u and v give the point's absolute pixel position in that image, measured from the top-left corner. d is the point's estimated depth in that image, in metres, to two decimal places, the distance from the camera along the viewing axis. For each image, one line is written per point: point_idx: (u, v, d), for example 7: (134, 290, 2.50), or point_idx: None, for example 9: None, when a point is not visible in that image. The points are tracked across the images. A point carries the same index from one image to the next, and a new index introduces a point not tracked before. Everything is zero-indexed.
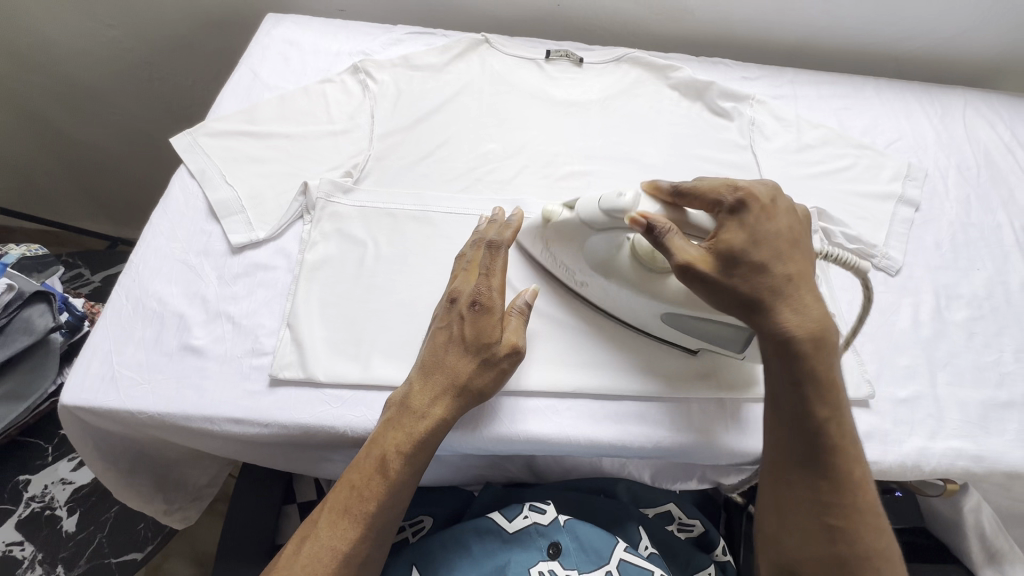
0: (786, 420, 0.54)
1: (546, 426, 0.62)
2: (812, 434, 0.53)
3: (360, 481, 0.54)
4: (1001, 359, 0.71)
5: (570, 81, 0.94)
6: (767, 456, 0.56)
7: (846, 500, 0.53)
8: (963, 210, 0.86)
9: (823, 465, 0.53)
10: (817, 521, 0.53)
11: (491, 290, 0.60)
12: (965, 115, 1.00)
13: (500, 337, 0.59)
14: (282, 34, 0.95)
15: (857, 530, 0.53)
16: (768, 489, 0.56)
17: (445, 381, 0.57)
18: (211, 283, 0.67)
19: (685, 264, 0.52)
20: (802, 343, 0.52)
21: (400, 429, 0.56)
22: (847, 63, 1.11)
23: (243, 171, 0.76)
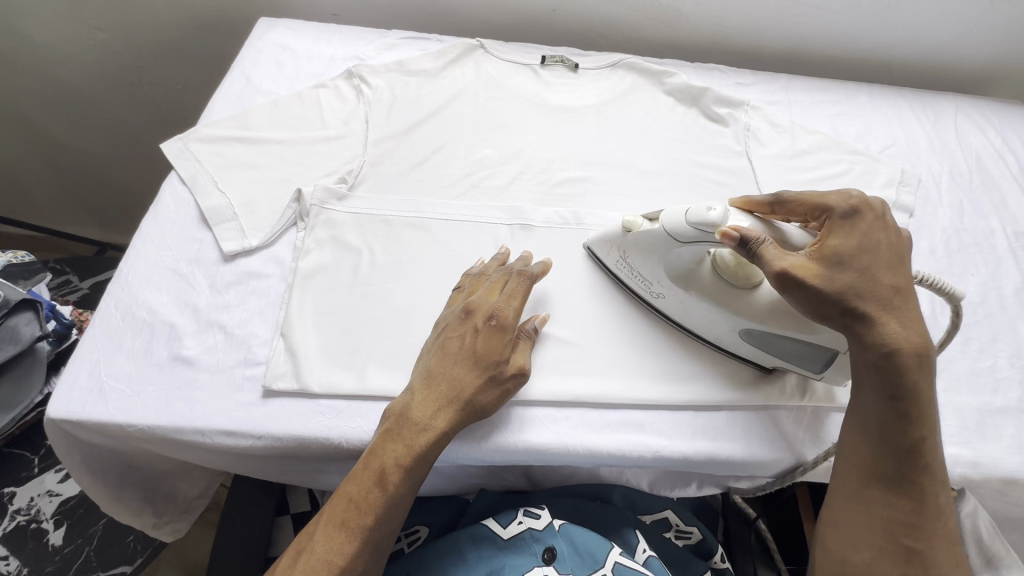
0: (873, 436, 0.53)
1: (547, 437, 0.61)
2: (900, 453, 0.52)
3: (357, 494, 0.53)
4: (996, 365, 0.71)
5: (565, 87, 0.94)
6: (842, 471, 0.56)
7: (926, 519, 0.52)
8: (956, 216, 0.86)
9: (912, 485, 0.53)
10: (896, 539, 0.52)
11: (506, 309, 0.61)
12: (957, 121, 1.00)
13: (508, 356, 0.59)
14: (275, 38, 0.94)
15: (933, 549, 0.52)
16: (843, 505, 0.55)
17: (449, 394, 0.57)
18: (202, 292, 0.66)
19: (789, 271, 0.52)
20: (902, 362, 0.52)
21: (402, 442, 0.55)
22: (840, 69, 1.11)
23: (236, 178, 0.75)
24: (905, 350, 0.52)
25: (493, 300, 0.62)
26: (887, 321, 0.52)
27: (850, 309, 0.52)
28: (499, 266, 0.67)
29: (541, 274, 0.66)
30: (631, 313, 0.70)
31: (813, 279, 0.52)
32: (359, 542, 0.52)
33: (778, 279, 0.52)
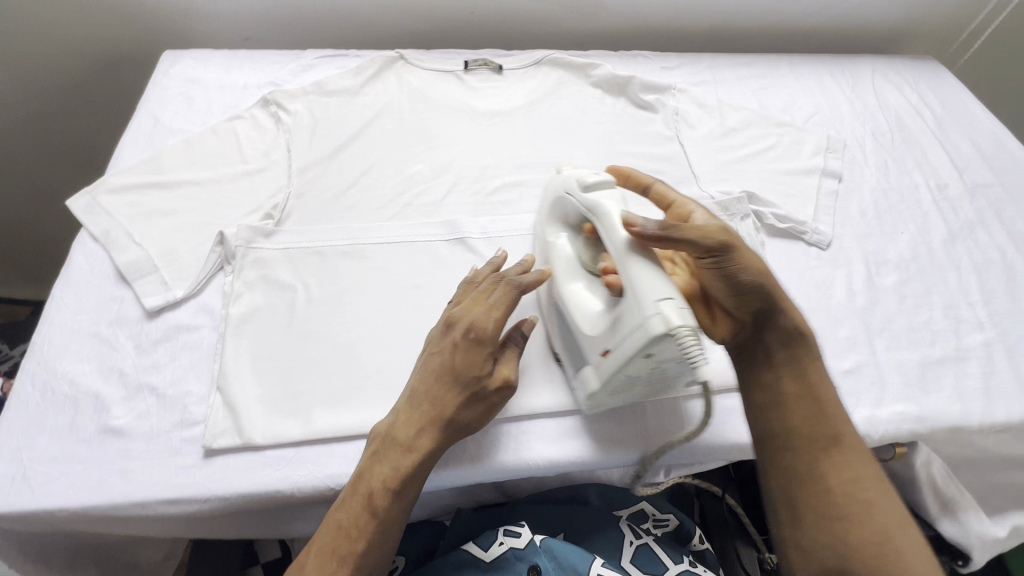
0: (789, 403, 0.56)
1: (520, 454, 0.60)
2: (821, 413, 0.55)
3: (346, 521, 0.50)
4: (931, 318, 0.74)
5: (491, 90, 0.92)
6: (783, 450, 0.55)
7: (869, 471, 0.53)
8: (882, 176, 0.89)
9: (840, 438, 0.54)
10: (855, 501, 0.51)
11: (484, 320, 0.55)
12: (875, 82, 1.03)
13: (489, 370, 0.55)
14: (182, 72, 0.89)
15: (880, 495, 0.51)
16: (799, 493, 0.53)
17: (433, 412, 0.54)
18: (128, 354, 0.62)
19: (721, 243, 0.53)
20: (804, 333, 0.57)
21: (391, 463, 0.52)
22: (761, 43, 1.13)
23: (153, 227, 0.71)
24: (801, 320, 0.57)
25: (469, 306, 0.57)
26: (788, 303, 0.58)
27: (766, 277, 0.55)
28: (492, 271, 0.62)
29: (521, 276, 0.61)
30: None
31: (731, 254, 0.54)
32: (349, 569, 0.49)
33: (711, 246, 0.53)
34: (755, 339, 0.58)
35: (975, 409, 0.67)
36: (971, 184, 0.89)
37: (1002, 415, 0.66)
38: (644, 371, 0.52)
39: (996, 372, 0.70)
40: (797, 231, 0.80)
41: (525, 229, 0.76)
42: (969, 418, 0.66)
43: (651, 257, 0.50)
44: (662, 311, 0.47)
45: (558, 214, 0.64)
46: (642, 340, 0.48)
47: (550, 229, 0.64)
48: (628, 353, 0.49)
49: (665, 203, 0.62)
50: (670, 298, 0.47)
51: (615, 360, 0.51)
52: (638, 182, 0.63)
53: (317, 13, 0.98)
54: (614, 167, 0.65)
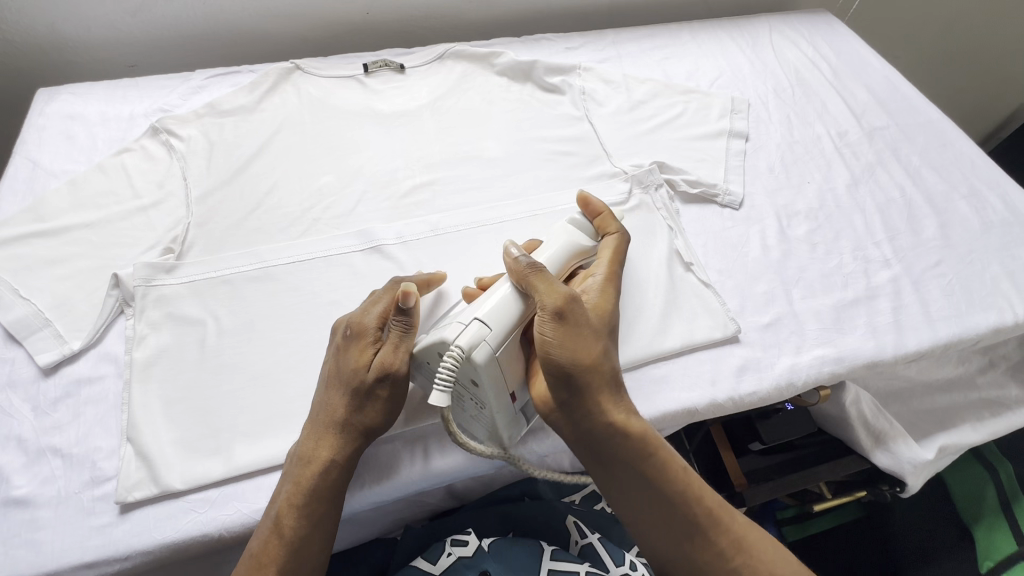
0: (632, 492, 0.53)
1: (439, 458, 0.60)
2: (665, 501, 0.52)
3: (260, 548, 0.50)
4: (842, 262, 0.76)
5: (394, 91, 0.90)
6: (651, 543, 0.53)
7: (727, 535, 0.53)
8: (786, 130, 0.91)
9: (698, 519, 0.52)
10: (726, 566, 0.52)
11: (361, 315, 0.56)
12: (772, 39, 1.06)
13: (369, 361, 0.54)
14: (60, 109, 0.84)
15: (755, 558, 0.52)
16: (681, 572, 0.53)
17: (326, 422, 0.54)
18: (25, 418, 0.58)
19: (556, 306, 0.52)
20: (625, 426, 0.52)
21: (292, 480, 0.52)
22: (663, 14, 1.15)
23: (40, 279, 0.66)
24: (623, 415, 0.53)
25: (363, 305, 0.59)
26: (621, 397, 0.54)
27: (575, 376, 0.51)
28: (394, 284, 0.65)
29: (427, 288, 0.63)
30: None
31: (556, 338, 0.51)
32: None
33: (547, 314, 0.52)
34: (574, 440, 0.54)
35: (888, 342, 0.70)
36: (869, 128, 0.92)
37: (913, 345, 0.70)
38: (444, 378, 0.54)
39: (905, 304, 0.73)
40: (711, 194, 0.81)
41: (440, 228, 0.74)
42: (884, 352, 0.69)
43: (517, 291, 0.55)
44: (466, 325, 0.51)
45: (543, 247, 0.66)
46: (432, 339, 0.52)
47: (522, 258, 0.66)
48: (425, 348, 0.53)
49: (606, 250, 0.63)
50: (481, 322, 0.52)
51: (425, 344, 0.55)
52: (604, 225, 0.65)
53: (203, 30, 0.93)
54: (583, 194, 0.66)
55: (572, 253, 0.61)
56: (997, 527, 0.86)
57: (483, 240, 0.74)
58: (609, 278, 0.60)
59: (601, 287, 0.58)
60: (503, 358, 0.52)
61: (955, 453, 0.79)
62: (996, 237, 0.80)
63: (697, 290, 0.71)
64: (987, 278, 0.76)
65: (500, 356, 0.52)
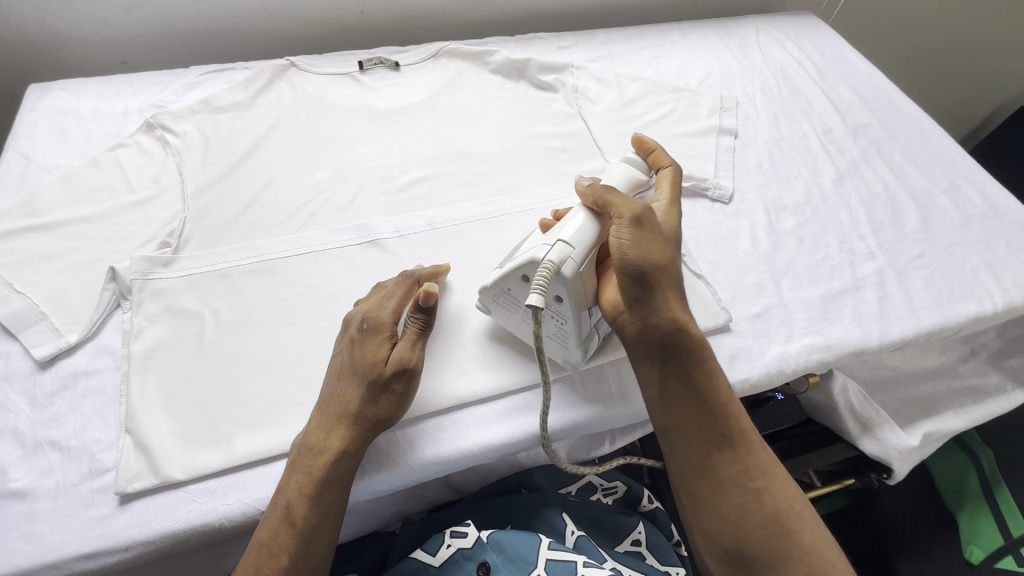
0: (679, 392, 0.56)
1: (440, 447, 0.60)
2: (709, 411, 0.55)
3: (268, 537, 0.51)
4: (828, 254, 0.79)
5: (390, 88, 0.91)
6: (689, 445, 0.56)
7: (754, 461, 0.55)
8: (774, 127, 0.94)
9: (733, 435, 0.55)
10: (746, 490, 0.54)
11: (378, 309, 0.57)
12: (759, 40, 1.09)
13: (386, 355, 0.55)
14: (53, 104, 0.83)
15: (777, 490, 0.54)
16: (701, 484, 0.55)
17: (338, 412, 0.54)
18: (21, 411, 0.58)
19: (635, 214, 0.56)
20: (688, 331, 0.55)
21: (302, 470, 0.52)
22: (653, 14, 1.17)
23: (36, 273, 0.66)
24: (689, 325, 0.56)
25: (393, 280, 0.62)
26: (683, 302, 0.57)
27: (648, 275, 0.55)
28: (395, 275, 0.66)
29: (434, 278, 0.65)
30: None
31: (629, 241, 0.55)
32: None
33: (629, 221, 0.56)
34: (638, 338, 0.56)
35: (874, 331, 0.72)
36: (853, 125, 0.95)
37: (897, 334, 0.72)
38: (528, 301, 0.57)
39: (889, 294, 0.75)
40: (702, 189, 0.83)
41: (435, 222, 0.75)
42: (869, 340, 0.71)
43: (592, 214, 0.58)
44: (553, 245, 0.55)
45: None
46: (521, 262, 0.56)
47: None
48: (513, 268, 0.56)
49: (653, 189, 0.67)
50: (564, 242, 0.55)
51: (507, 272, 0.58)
52: (656, 160, 0.68)
53: (197, 27, 0.94)
54: (638, 134, 0.69)
55: (631, 185, 0.64)
56: (982, 511, 0.87)
57: (479, 233, 0.75)
58: (673, 204, 0.64)
59: (668, 210, 0.63)
60: (584, 273, 0.56)
61: (938, 440, 0.81)
62: (976, 230, 0.83)
63: (689, 281, 0.73)
64: (967, 269, 0.78)
65: (582, 273, 0.56)
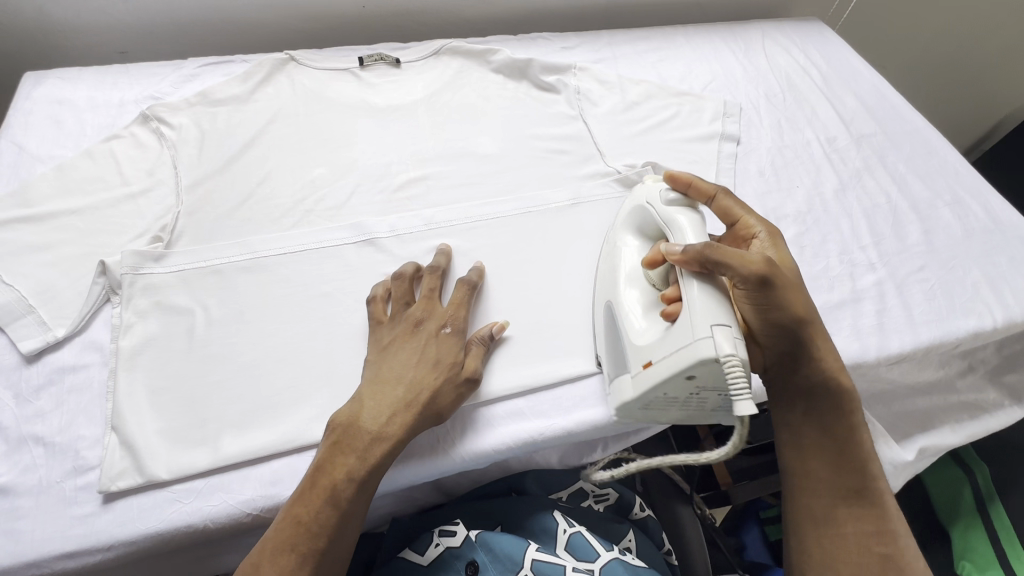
0: (827, 438, 0.59)
1: (500, 437, 0.61)
2: (847, 468, 0.58)
3: (307, 514, 0.50)
4: (828, 265, 0.78)
5: (390, 85, 0.90)
6: (815, 495, 0.59)
7: (876, 525, 0.57)
8: (777, 135, 0.93)
9: (869, 492, 0.58)
10: (868, 551, 0.56)
11: (457, 317, 0.62)
12: (765, 45, 1.08)
13: (462, 360, 0.60)
14: (47, 93, 0.82)
15: (905, 556, 0.55)
16: (816, 536, 0.58)
17: (406, 398, 0.55)
18: (6, 405, 0.57)
19: (757, 273, 0.53)
20: (840, 383, 0.59)
21: (355, 452, 0.53)
22: (659, 17, 1.16)
23: (25, 265, 0.65)
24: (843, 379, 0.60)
25: (441, 311, 0.62)
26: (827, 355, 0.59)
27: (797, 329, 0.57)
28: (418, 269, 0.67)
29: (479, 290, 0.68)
30: (494, 302, 0.69)
31: (765, 298, 0.55)
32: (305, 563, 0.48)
33: (750, 279, 0.53)
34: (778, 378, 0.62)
35: (872, 345, 0.71)
36: (857, 134, 0.94)
37: (896, 348, 0.71)
38: (683, 392, 0.55)
39: (888, 307, 0.74)
40: None
41: (432, 223, 0.74)
42: (867, 354, 0.70)
43: (701, 277, 0.54)
44: (714, 336, 0.50)
45: (634, 223, 0.66)
46: (687, 361, 0.51)
47: (620, 236, 0.67)
48: (670, 372, 0.53)
49: (731, 217, 0.63)
50: (722, 331, 0.50)
51: (659, 373, 0.54)
52: (704, 191, 0.62)
53: (196, 18, 0.93)
54: (671, 171, 0.62)
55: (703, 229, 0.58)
56: (975, 527, 0.87)
57: (475, 235, 0.74)
58: (771, 234, 0.62)
59: (771, 243, 0.60)
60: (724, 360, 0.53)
61: (933, 455, 0.82)
62: (977, 244, 0.82)
63: None
64: (968, 283, 0.77)
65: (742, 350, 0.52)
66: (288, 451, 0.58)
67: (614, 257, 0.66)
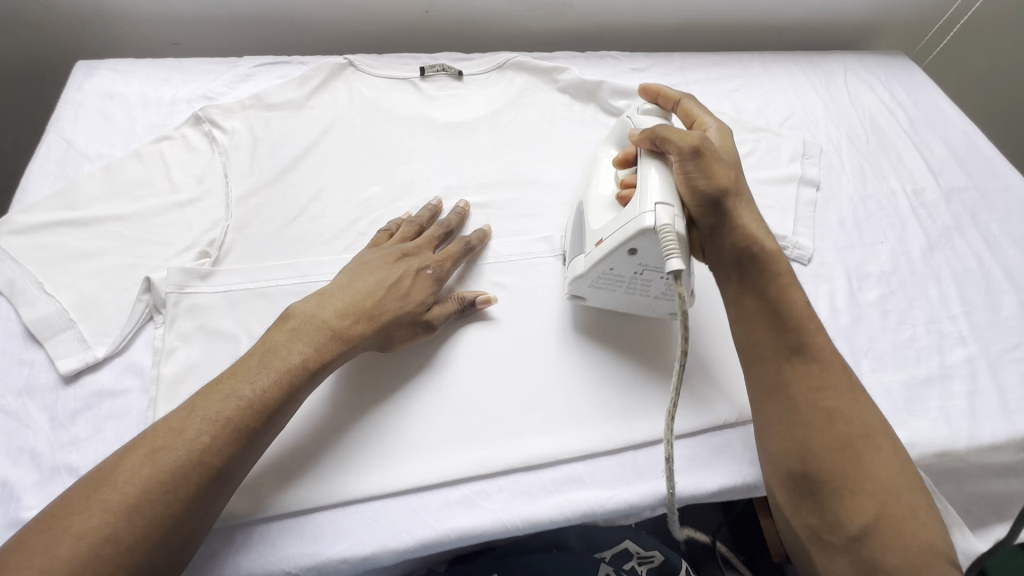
0: (759, 298, 0.57)
1: (477, 517, 0.54)
2: (783, 326, 0.56)
3: (189, 419, 0.48)
4: (914, 335, 0.71)
5: (451, 99, 0.85)
6: (755, 359, 0.57)
7: (820, 375, 0.54)
8: (859, 182, 0.86)
9: (809, 348, 0.55)
10: (814, 407, 0.53)
11: (445, 264, 0.64)
12: (847, 79, 1.01)
13: (428, 303, 0.61)
14: (99, 85, 0.79)
15: (845, 408, 0.53)
16: (767, 415, 0.55)
17: (361, 311, 0.57)
18: (41, 429, 0.54)
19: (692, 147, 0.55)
20: (765, 251, 0.57)
21: (274, 367, 0.52)
22: (732, 40, 1.09)
23: (68, 273, 0.62)
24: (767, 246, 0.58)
25: (429, 255, 0.65)
26: (755, 232, 0.57)
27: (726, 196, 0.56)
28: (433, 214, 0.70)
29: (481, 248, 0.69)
30: (555, 350, 0.64)
31: (690, 168, 0.56)
32: (239, 438, 0.48)
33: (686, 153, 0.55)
34: (719, 257, 0.59)
35: (963, 431, 0.64)
36: (946, 188, 0.87)
37: (989, 437, 0.65)
38: (627, 269, 0.58)
39: (980, 389, 0.68)
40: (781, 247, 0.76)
41: (491, 257, 0.70)
42: (958, 442, 0.64)
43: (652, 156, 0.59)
44: (655, 210, 0.52)
45: (618, 137, 0.69)
46: (628, 232, 0.53)
47: (601, 146, 0.70)
48: (614, 245, 0.55)
49: (692, 120, 0.66)
50: (664, 207, 0.53)
51: (606, 248, 0.57)
52: (670, 98, 0.67)
53: (256, 15, 0.89)
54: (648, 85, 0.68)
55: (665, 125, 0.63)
56: None
57: (537, 273, 0.70)
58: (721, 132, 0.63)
59: (719, 136, 0.62)
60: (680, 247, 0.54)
61: None
62: None
63: None
64: None
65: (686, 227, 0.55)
66: (333, 505, 0.54)
67: (592, 163, 0.69)
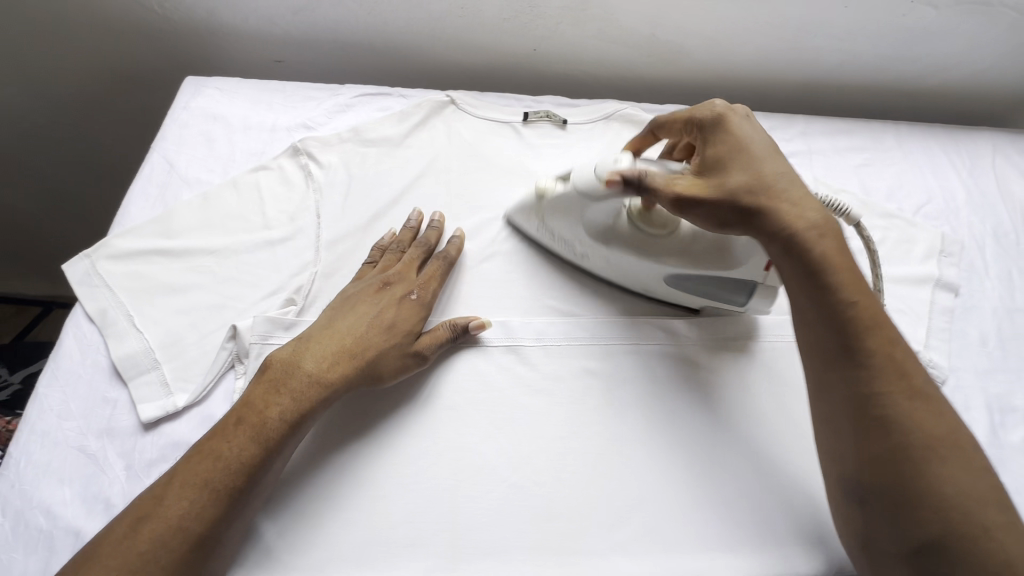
0: (806, 297, 0.51)
1: None
2: (833, 317, 0.49)
3: (176, 484, 0.46)
4: None
5: (552, 149, 0.80)
6: (807, 350, 0.51)
7: (885, 378, 0.46)
8: (1005, 291, 0.75)
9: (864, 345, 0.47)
10: (862, 413, 0.46)
11: (426, 287, 0.62)
12: (995, 162, 0.89)
13: (417, 329, 0.60)
14: (205, 105, 0.78)
15: (909, 420, 0.45)
16: (817, 407, 0.51)
17: (352, 349, 0.55)
18: (117, 477, 0.53)
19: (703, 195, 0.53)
20: (816, 240, 0.50)
21: (244, 437, 0.48)
22: (860, 103, 0.99)
23: (158, 308, 0.61)
24: (829, 242, 0.51)
25: (413, 279, 0.63)
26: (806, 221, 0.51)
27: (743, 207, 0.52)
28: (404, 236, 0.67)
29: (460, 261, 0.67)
30: (647, 457, 0.58)
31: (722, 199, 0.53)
32: (220, 501, 0.46)
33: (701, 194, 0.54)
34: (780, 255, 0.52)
35: None
36: None
37: None
38: None
39: None
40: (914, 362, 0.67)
41: (583, 338, 0.65)
42: None
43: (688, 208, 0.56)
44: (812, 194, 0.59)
45: (581, 220, 0.64)
46: None
47: (587, 238, 0.65)
48: None
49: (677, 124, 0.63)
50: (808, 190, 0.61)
51: None
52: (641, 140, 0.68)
53: (362, 43, 0.87)
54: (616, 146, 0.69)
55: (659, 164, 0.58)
56: None
57: (632, 362, 0.64)
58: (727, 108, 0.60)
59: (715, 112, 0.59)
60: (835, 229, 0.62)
61: None
62: None
63: None
64: None
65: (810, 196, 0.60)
66: None
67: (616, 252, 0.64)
